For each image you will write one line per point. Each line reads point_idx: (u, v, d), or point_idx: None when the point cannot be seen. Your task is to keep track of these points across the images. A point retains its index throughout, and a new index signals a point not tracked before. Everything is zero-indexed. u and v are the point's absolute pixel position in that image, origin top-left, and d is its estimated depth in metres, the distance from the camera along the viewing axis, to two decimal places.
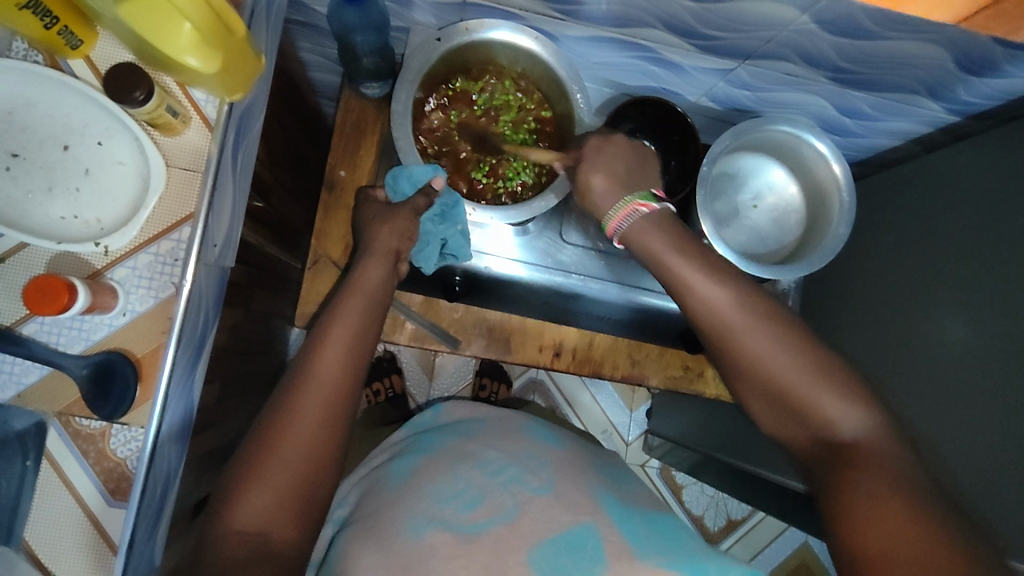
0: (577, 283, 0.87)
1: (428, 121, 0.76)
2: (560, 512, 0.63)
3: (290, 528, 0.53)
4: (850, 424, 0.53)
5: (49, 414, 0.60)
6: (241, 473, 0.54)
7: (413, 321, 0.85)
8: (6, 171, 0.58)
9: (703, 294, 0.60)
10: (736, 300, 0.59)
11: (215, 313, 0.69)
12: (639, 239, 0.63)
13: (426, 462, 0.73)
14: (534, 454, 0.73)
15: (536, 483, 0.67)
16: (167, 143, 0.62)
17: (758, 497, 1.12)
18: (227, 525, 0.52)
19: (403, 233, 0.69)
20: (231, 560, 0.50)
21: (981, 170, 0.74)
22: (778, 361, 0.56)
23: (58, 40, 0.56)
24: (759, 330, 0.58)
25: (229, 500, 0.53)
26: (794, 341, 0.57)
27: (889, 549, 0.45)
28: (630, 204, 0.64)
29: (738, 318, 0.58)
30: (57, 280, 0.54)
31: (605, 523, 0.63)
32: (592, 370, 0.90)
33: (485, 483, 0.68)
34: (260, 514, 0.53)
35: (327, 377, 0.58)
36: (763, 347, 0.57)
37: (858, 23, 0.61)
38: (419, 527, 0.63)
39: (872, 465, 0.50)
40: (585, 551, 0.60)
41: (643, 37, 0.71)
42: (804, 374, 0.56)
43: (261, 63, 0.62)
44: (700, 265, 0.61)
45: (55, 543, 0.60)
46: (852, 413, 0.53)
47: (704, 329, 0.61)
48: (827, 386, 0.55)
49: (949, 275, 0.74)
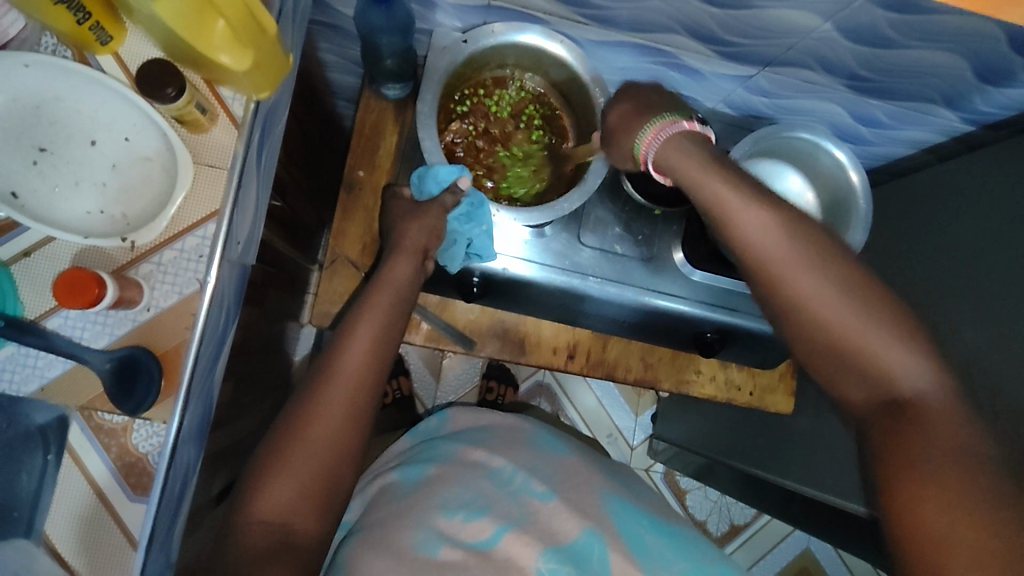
0: (593, 287, 0.82)
1: (450, 127, 0.77)
2: (567, 519, 0.65)
3: (309, 522, 0.54)
4: (914, 378, 0.50)
5: (71, 408, 0.60)
6: (261, 466, 0.55)
7: (429, 321, 0.88)
8: (33, 166, 0.58)
9: (757, 228, 0.53)
10: (788, 233, 0.53)
11: (235, 311, 0.69)
12: (680, 165, 0.56)
13: (437, 468, 0.74)
14: (543, 464, 0.74)
15: (541, 489, 0.69)
16: (194, 139, 0.62)
17: (764, 502, 1.13)
18: (248, 515, 0.53)
19: (431, 232, 0.70)
20: (255, 551, 0.52)
21: (994, 179, 0.75)
22: (835, 308, 0.52)
23: (89, 35, 0.56)
24: (813, 270, 0.52)
25: (251, 493, 0.54)
26: (850, 282, 0.52)
27: (953, 541, 0.44)
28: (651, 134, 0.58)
29: (796, 259, 0.52)
30: (86, 273, 0.54)
31: (608, 529, 0.65)
32: (604, 372, 0.94)
33: (494, 492, 0.69)
34: (280, 507, 0.54)
35: (349, 375, 0.58)
36: (816, 289, 0.52)
37: (880, 31, 0.62)
38: (429, 534, 0.63)
39: (936, 431, 0.48)
40: (590, 563, 0.62)
41: (665, 43, 0.71)
42: (863, 322, 0.51)
43: (289, 62, 0.62)
44: (755, 197, 0.54)
45: (75, 536, 0.60)
46: (916, 371, 0.50)
47: (749, 266, 0.55)
48: (891, 340, 0.51)
49: (966, 284, 0.74)
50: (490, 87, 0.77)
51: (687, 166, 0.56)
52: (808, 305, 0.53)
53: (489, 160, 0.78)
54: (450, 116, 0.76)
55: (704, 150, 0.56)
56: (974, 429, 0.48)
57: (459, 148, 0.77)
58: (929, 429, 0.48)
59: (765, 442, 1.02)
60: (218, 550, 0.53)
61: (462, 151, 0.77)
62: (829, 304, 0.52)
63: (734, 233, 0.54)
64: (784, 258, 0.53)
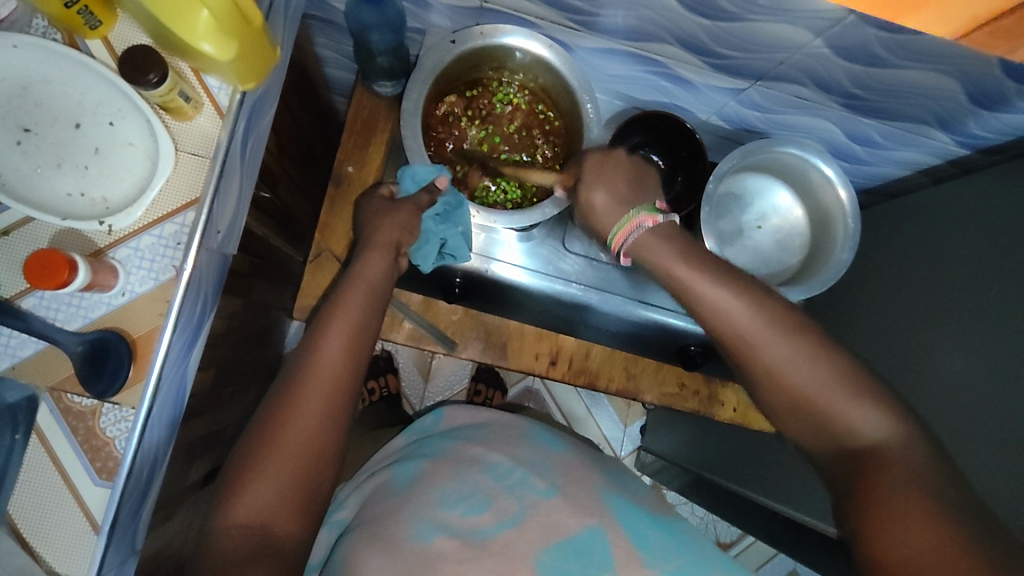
0: (578, 293, 0.86)
1: (447, 104, 0.76)
2: (567, 516, 0.63)
3: (293, 523, 0.54)
4: (871, 428, 0.50)
5: (41, 389, 0.60)
6: (245, 461, 0.55)
7: (411, 320, 0.85)
8: (17, 145, 0.58)
9: (722, 304, 0.56)
10: (756, 311, 0.55)
11: (214, 299, 0.69)
12: (651, 251, 0.60)
13: (431, 466, 0.72)
14: (539, 459, 0.72)
15: (542, 486, 0.66)
16: (178, 127, 0.62)
17: (745, 522, 1.11)
18: (228, 519, 0.53)
19: (404, 227, 0.68)
20: (233, 554, 0.51)
21: (987, 204, 0.74)
22: (801, 376, 0.53)
23: (77, 18, 0.57)
24: (781, 333, 0.54)
25: (232, 492, 0.54)
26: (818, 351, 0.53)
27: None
28: (636, 219, 0.61)
29: (762, 334, 0.54)
30: (58, 256, 0.54)
31: (613, 527, 0.63)
32: (586, 381, 0.91)
33: (492, 486, 0.67)
34: (260, 507, 0.53)
35: (328, 370, 0.58)
36: (782, 360, 0.53)
37: (871, 49, 0.61)
38: (425, 528, 0.63)
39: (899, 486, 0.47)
40: (591, 557, 0.60)
41: (656, 52, 0.71)
42: (825, 386, 0.52)
43: (275, 54, 0.62)
44: (715, 274, 0.57)
45: (38, 518, 0.60)
46: (870, 420, 0.50)
47: (725, 343, 0.57)
48: (842, 394, 0.52)
49: (952, 308, 0.73)
50: (528, 103, 0.79)
51: (657, 253, 0.60)
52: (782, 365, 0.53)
53: (470, 149, 0.79)
54: (452, 93, 0.76)
55: (665, 231, 0.61)
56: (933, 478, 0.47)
57: (447, 126, 0.77)
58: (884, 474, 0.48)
59: (751, 462, 1.01)
60: (200, 551, 0.53)
61: (447, 131, 0.78)
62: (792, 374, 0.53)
63: (703, 306, 0.57)
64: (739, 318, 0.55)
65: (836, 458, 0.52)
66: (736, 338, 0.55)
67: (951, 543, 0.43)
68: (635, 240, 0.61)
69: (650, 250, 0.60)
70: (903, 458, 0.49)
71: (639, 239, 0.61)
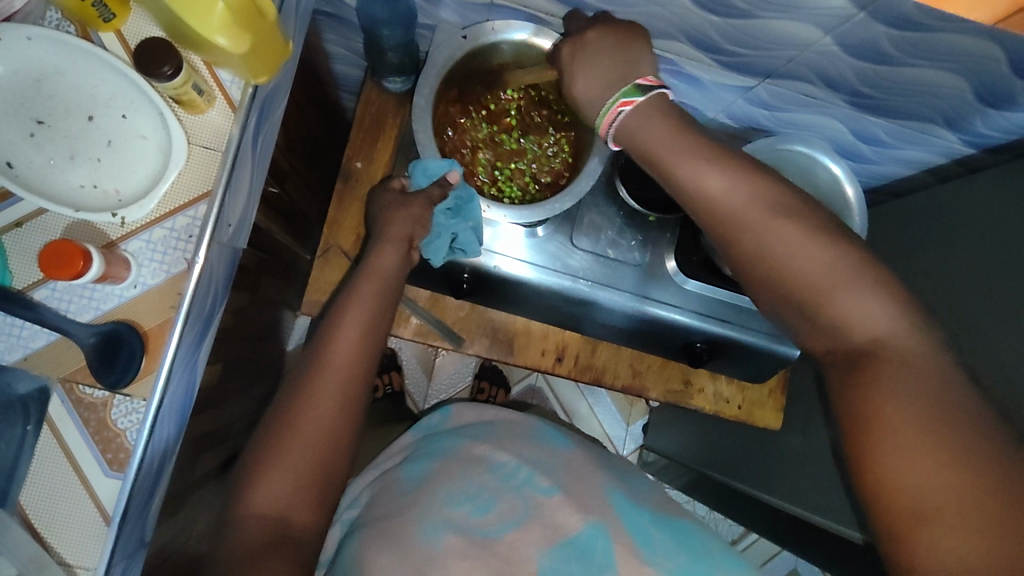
0: (586, 290, 0.83)
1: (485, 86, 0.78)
2: (570, 513, 0.63)
3: (308, 515, 0.55)
4: (873, 323, 0.50)
5: (53, 380, 0.60)
6: (259, 453, 0.56)
7: (418, 316, 0.89)
8: (31, 138, 0.59)
9: (718, 192, 0.54)
10: (759, 198, 0.53)
11: (225, 292, 0.69)
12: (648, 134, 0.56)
13: (440, 466, 0.72)
14: (545, 458, 0.72)
15: (546, 484, 0.67)
16: (190, 120, 0.62)
17: (748, 519, 1.12)
18: (247, 509, 0.54)
19: (416, 221, 0.69)
20: (251, 544, 0.52)
21: (991, 203, 0.74)
22: (807, 267, 0.52)
23: (91, 11, 0.57)
24: (784, 223, 0.53)
25: (247, 484, 0.55)
26: (819, 239, 0.52)
27: (913, 485, 0.44)
28: (612, 106, 0.58)
29: (756, 217, 0.53)
30: (73, 246, 0.54)
31: (614, 523, 0.63)
32: (592, 377, 0.95)
33: (497, 486, 0.67)
34: (277, 497, 0.54)
35: (341, 362, 0.58)
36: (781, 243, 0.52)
37: (880, 47, 0.61)
38: (433, 526, 0.63)
39: (900, 381, 0.47)
40: (594, 556, 0.60)
41: (666, 50, 0.71)
42: (828, 277, 0.51)
43: (287, 49, 0.63)
44: (712, 157, 0.54)
45: (48, 510, 0.60)
46: (875, 313, 0.50)
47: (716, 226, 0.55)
48: (843, 284, 0.51)
49: (958, 307, 0.74)
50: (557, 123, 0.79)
51: (657, 135, 0.56)
52: (787, 261, 0.52)
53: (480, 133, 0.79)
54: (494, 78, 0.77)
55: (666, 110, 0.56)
56: (946, 379, 0.46)
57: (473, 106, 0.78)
58: (886, 368, 0.48)
59: (755, 459, 1.01)
60: (217, 544, 0.53)
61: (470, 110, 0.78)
62: (800, 260, 0.52)
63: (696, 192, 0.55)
64: (743, 202, 0.54)
65: (839, 354, 0.52)
66: (736, 226, 0.54)
67: (950, 448, 0.43)
68: (619, 128, 0.58)
69: (655, 137, 0.56)
70: (911, 358, 0.48)
71: (622, 126, 0.58)
